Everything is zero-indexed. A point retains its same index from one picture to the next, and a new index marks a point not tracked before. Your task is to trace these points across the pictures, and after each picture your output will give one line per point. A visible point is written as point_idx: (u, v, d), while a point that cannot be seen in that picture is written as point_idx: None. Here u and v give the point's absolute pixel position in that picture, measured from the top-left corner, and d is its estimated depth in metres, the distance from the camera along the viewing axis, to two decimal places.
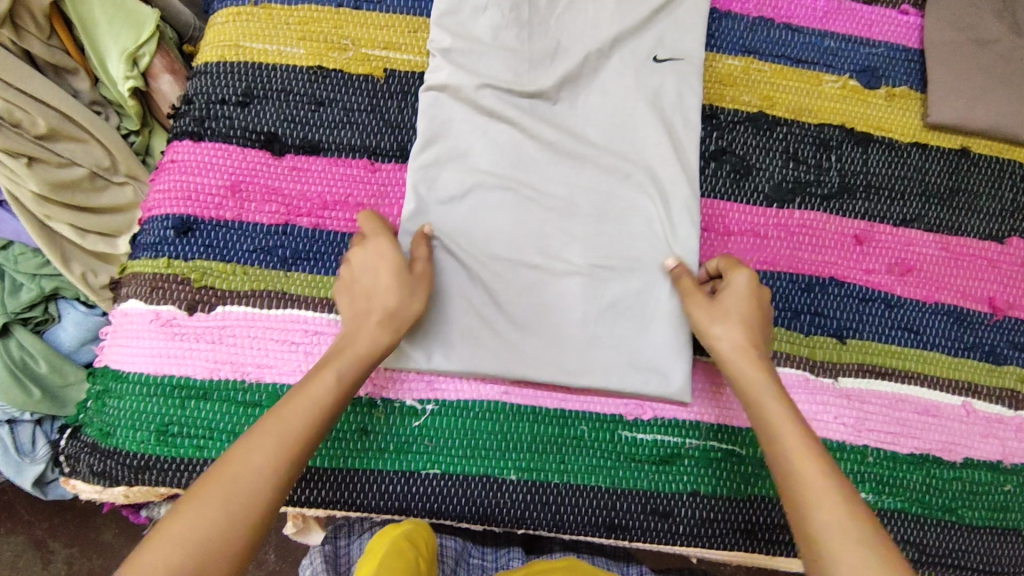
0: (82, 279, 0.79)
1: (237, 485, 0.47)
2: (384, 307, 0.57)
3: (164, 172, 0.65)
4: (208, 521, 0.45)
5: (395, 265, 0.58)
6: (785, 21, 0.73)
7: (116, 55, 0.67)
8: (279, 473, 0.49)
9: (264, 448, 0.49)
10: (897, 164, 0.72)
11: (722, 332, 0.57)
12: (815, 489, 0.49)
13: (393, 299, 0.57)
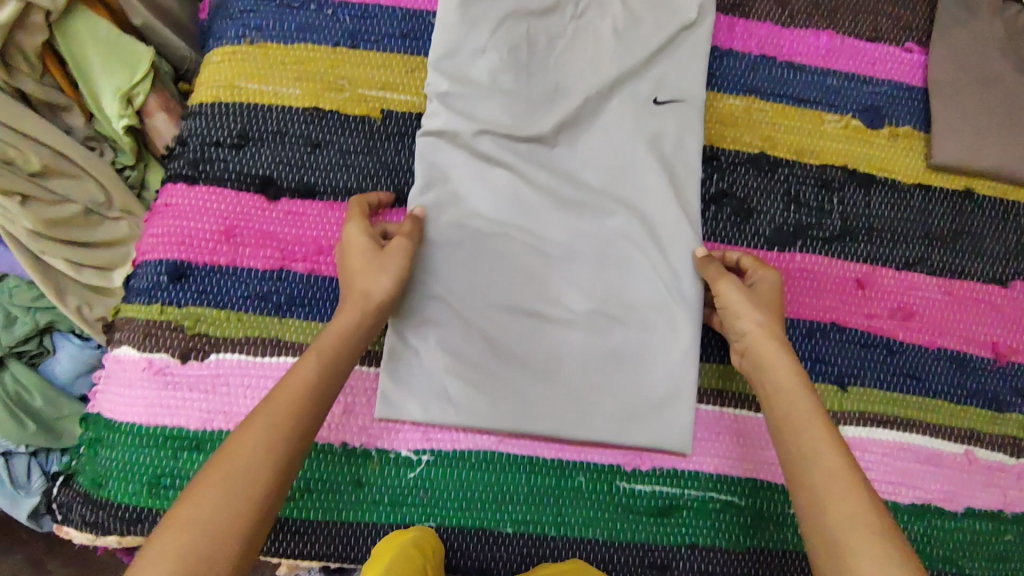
0: (77, 313, 0.77)
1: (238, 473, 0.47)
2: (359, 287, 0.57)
3: (157, 216, 0.64)
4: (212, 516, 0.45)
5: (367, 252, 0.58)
6: (787, 59, 0.72)
7: (110, 94, 0.66)
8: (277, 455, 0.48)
9: (258, 433, 0.48)
10: (900, 207, 0.71)
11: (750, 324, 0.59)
12: (820, 479, 0.50)
13: (364, 280, 0.57)
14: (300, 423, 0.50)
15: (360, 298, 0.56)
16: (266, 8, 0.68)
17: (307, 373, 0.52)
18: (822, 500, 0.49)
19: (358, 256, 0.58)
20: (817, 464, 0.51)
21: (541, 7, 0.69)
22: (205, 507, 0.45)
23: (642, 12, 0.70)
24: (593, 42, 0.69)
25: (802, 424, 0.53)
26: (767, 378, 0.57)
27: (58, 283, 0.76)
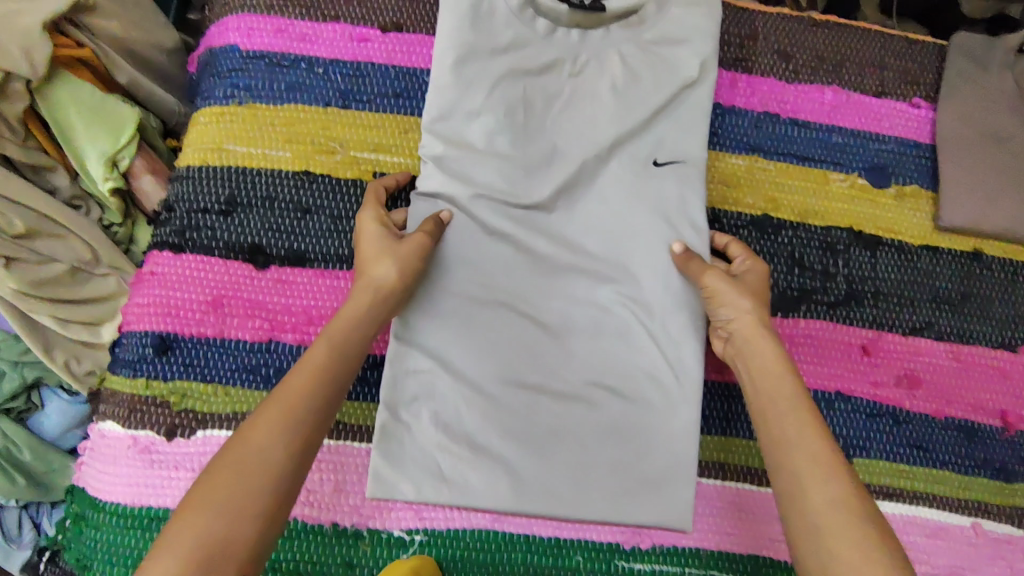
0: (65, 369, 0.76)
1: (245, 469, 0.45)
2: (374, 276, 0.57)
3: (143, 284, 0.62)
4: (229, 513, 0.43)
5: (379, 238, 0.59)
6: (791, 116, 0.70)
7: (94, 158, 0.64)
8: (286, 452, 0.47)
9: (272, 425, 0.47)
10: (907, 269, 0.69)
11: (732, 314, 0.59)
12: (804, 469, 0.49)
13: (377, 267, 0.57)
14: (315, 409, 0.49)
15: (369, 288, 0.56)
16: (255, 67, 0.66)
17: (315, 361, 0.51)
18: (805, 490, 0.48)
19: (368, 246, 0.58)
20: (800, 457, 0.49)
21: (538, 66, 0.67)
22: (216, 491, 0.43)
23: (642, 68, 0.68)
24: (592, 100, 0.68)
25: (779, 414, 0.52)
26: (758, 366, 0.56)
27: (45, 339, 0.75)
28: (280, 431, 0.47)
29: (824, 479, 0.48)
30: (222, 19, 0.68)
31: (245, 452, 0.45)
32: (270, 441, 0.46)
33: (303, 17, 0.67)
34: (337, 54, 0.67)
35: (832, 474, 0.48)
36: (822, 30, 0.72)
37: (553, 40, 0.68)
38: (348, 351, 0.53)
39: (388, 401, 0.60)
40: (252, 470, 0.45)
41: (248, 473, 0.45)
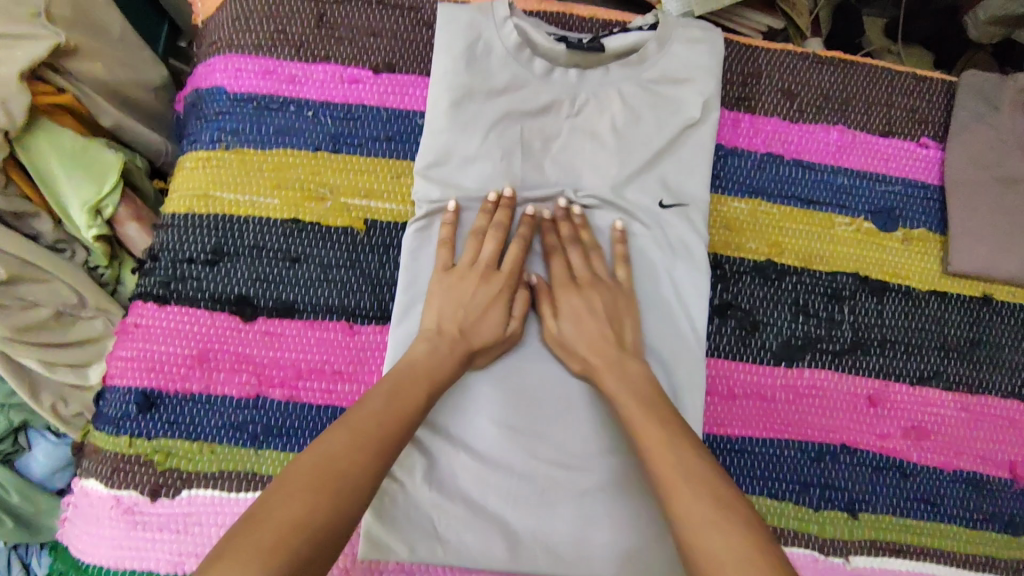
0: (52, 412, 0.74)
1: (353, 486, 0.43)
2: (471, 344, 0.57)
3: (127, 337, 0.60)
4: (305, 529, 0.39)
5: (493, 322, 0.59)
6: (795, 157, 0.68)
7: (77, 206, 0.63)
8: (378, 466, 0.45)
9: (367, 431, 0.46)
10: (915, 316, 0.67)
11: (563, 325, 0.60)
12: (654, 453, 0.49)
13: (480, 341, 0.58)
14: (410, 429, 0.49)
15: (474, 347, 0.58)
16: (243, 109, 0.64)
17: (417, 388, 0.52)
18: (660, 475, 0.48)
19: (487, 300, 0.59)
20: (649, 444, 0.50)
21: (535, 108, 0.66)
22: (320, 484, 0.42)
23: (642, 109, 0.67)
24: (591, 142, 0.66)
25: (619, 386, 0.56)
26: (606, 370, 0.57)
27: (31, 380, 0.73)
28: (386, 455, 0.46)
29: (692, 482, 0.46)
30: (209, 58, 0.67)
31: (351, 472, 0.43)
32: (378, 467, 0.45)
33: (293, 58, 0.65)
34: (328, 96, 0.65)
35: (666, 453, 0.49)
36: (828, 68, 0.70)
37: (552, 79, 0.66)
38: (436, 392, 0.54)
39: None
40: (352, 490, 0.43)
41: (347, 497, 0.42)
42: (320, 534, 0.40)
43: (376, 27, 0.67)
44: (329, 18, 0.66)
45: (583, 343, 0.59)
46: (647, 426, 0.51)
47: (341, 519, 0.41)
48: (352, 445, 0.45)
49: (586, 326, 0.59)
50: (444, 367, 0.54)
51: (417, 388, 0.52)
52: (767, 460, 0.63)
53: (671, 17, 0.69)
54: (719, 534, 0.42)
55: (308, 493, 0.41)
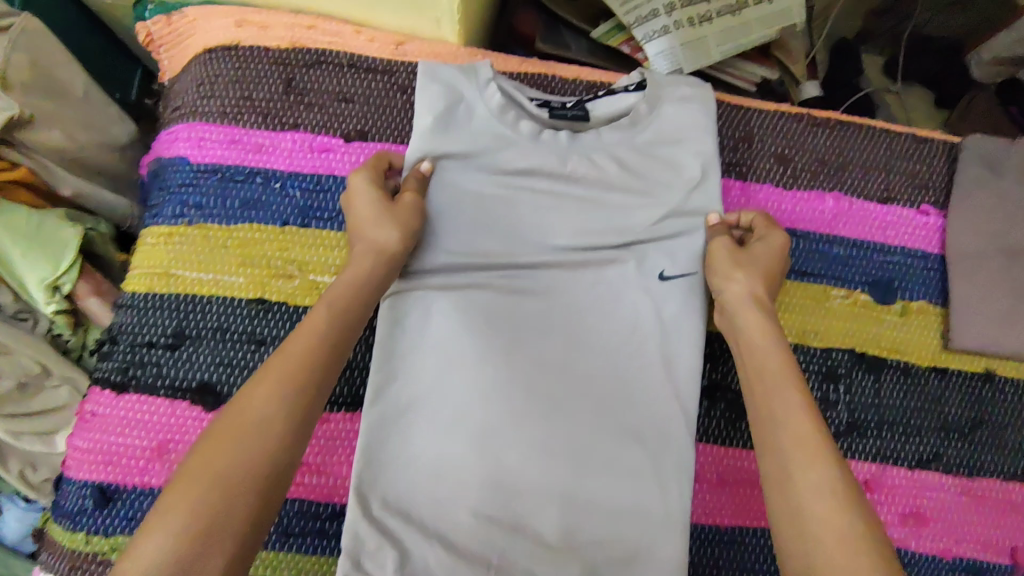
0: (20, 479, 0.71)
1: (246, 443, 0.42)
2: (374, 241, 0.55)
3: (84, 425, 0.58)
4: (219, 496, 0.40)
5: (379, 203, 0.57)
6: (788, 226, 0.65)
7: (32, 284, 0.60)
8: (284, 425, 0.43)
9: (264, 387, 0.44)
10: (914, 395, 0.64)
11: (742, 280, 0.56)
12: (790, 444, 0.46)
13: (379, 232, 0.55)
14: (316, 375, 0.46)
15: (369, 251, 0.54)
16: (206, 181, 0.61)
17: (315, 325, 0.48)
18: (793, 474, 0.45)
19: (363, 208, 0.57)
20: (785, 425, 0.47)
21: (517, 176, 0.62)
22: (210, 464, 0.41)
23: (629, 175, 0.63)
24: (583, 208, 0.63)
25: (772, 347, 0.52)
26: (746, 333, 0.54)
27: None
28: (281, 398, 0.44)
29: (809, 461, 0.45)
30: (172, 125, 0.64)
31: (242, 427, 0.42)
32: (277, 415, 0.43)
33: (260, 126, 0.62)
34: (296, 166, 0.62)
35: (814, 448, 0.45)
36: (822, 131, 0.67)
37: (538, 141, 0.63)
38: (350, 330, 0.50)
39: (350, 554, 0.52)
40: (244, 450, 0.42)
41: (238, 458, 0.41)
42: (233, 498, 0.40)
43: (348, 92, 0.64)
44: (298, 84, 0.63)
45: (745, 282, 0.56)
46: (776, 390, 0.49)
47: (239, 471, 0.41)
48: (238, 406, 0.43)
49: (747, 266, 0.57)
50: (349, 281, 0.53)
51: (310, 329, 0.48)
52: (756, 552, 0.60)
53: (661, 76, 0.66)
54: (847, 526, 0.42)
55: (199, 468, 0.41)
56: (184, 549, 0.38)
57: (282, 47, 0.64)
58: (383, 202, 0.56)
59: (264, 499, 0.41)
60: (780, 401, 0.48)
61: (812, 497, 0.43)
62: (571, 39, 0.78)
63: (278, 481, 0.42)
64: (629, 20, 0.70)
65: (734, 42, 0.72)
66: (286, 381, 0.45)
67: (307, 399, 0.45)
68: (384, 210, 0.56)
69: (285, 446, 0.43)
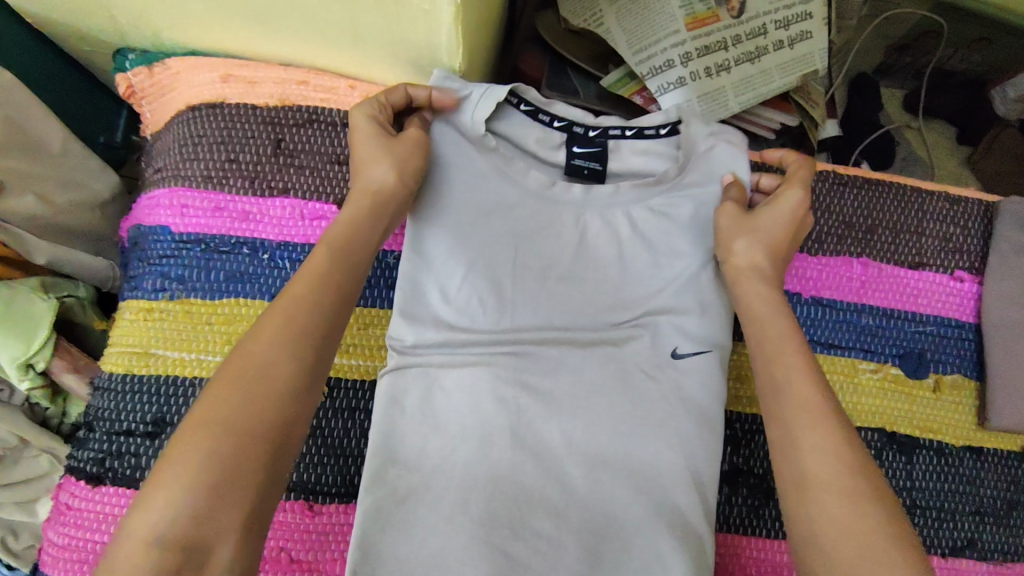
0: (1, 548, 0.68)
1: (254, 393, 0.39)
2: (370, 184, 0.52)
3: (58, 519, 0.54)
4: (233, 444, 0.37)
5: (375, 140, 0.54)
6: (814, 295, 0.61)
7: (4, 364, 0.56)
8: (299, 371, 0.41)
9: (270, 331, 0.42)
10: (948, 476, 0.60)
11: (743, 249, 0.54)
12: (791, 409, 0.44)
13: (372, 172, 0.53)
14: (325, 312, 0.44)
15: (363, 191, 0.52)
16: (189, 253, 0.57)
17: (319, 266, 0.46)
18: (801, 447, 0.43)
19: (361, 144, 0.54)
20: (796, 388, 0.45)
21: (525, 241, 0.59)
22: (218, 412, 0.38)
23: (644, 238, 0.60)
24: (595, 273, 0.60)
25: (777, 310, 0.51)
26: (748, 299, 0.53)
27: None
28: (288, 350, 0.41)
29: (815, 428, 0.43)
30: (153, 190, 0.59)
31: (249, 378, 0.40)
32: (290, 367, 0.41)
33: (246, 191, 0.58)
34: (286, 235, 0.58)
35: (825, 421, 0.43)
36: (849, 190, 0.63)
37: (552, 191, 0.60)
38: (355, 277, 0.48)
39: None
40: (250, 403, 0.39)
41: (247, 413, 0.38)
42: (245, 439, 0.38)
43: (342, 153, 0.59)
44: (288, 144, 0.59)
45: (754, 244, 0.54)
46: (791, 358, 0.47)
47: (251, 418, 0.38)
48: (248, 348, 0.41)
49: (752, 228, 0.55)
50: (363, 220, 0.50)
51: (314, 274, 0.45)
52: None
53: (697, 128, 0.62)
54: (857, 514, 0.40)
55: (210, 412, 0.38)
56: (197, 503, 0.36)
57: (270, 105, 0.60)
58: (383, 138, 0.54)
59: (279, 454, 0.39)
60: (785, 372, 0.46)
61: (832, 473, 0.41)
62: (579, 84, 0.73)
63: (292, 426, 0.40)
64: (642, 70, 0.66)
65: (753, 92, 0.68)
66: (294, 332, 0.42)
67: (317, 338, 0.43)
68: (380, 146, 0.54)
69: (299, 386, 0.41)
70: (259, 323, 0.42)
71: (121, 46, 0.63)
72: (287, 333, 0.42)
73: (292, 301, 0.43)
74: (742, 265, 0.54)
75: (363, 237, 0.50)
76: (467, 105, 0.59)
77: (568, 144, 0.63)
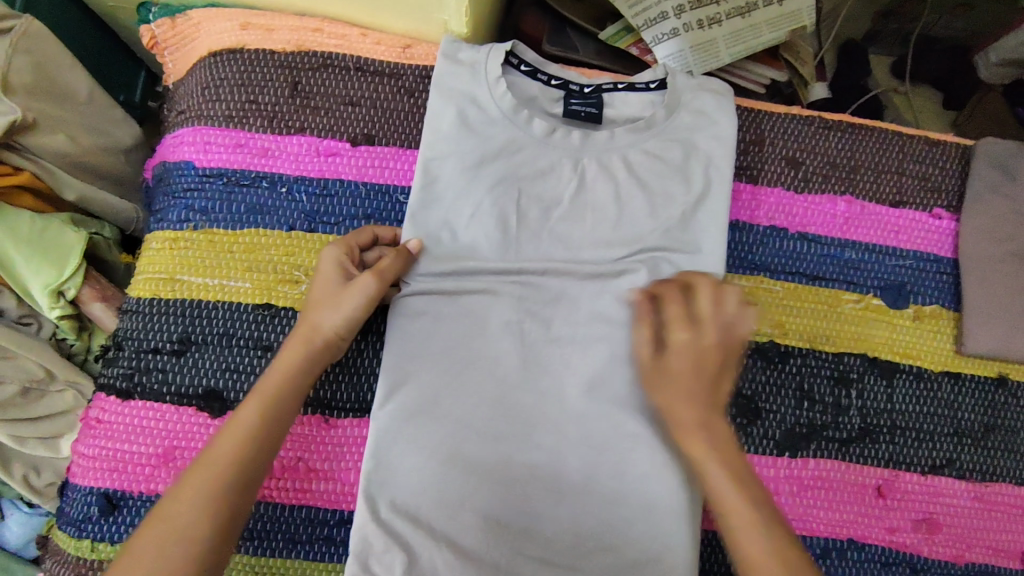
0: (24, 484, 0.70)
1: (158, 566, 0.43)
2: (309, 323, 0.54)
3: (90, 431, 0.57)
4: None
5: (331, 284, 0.55)
6: (799, 231, 0.65)
7: (37, 291, 0.59)
8: (204, 537, 0.45)
9: (189, 491, 0.46)
10: (927, 400, 0.63)
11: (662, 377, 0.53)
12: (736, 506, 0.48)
13: (319, 314, 0.54)
14: (241, 474, 0.47)
15: (304, 340, 0.53)
16: (212, 186, 0.61)
17: (241, 432, 0.49)
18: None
19: (320, 286, 0.55)
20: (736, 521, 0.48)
21: (523, 178, 0.61)
22: (145, 557, 0.43)
23: (639, 179, 0.62)
24: (592, 211, 0.62)
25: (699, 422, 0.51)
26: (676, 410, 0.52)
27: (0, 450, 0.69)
28: (195, 538, 0.44)
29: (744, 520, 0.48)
30: (177, 129, 0.63)
31: (163, 543, 0.44)
32: (191, 539, 0.44)
33: (265, 130, 0.62)
34: (302, 171, 0.61)
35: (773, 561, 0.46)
36: (833, 133, 0.67)
37: (553, 136, 0.62)
38: (285, 411, 0.51)
39: (359, 553, 0.53)
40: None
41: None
42: None
43: (355, 96, 0.63)
44: (304, 87, 0.63)
45: (689, 411, 0.52)
46: (707, 460, 0.50)
47: (176, 549, 0.44)
48: (163, 513, 0.45)
49: (668, 390, 0.53)
50: (297, 378, 0.52)
51: (228, 441, 0.48)
52: None
53: (684, 77, 0.65)
54: None
55: (142, 548, 0.44)
56: None
57: (288, 50, 0.63)
58: (336, 283, 0.54)
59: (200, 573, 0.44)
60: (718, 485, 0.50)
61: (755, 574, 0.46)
62: (579, 41, 0.77)
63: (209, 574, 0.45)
64: (638, 22, 0.70)
65: (743, 44, 0.72)
66: (195, 515, 0.45)
67: (228, 523, 0.46)
68: (331, 293, 0.54)
69: (218, 524, 0.45)
70: (198, 460, 0.48)
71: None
72: (203, 493, 0.46)
73: (215, 460, 0.47)
74: (680, 427, 0.52)
75: (304, 370, 0.53)
76: (471, 57, 0.62)
77: (566, 95, 0.64)
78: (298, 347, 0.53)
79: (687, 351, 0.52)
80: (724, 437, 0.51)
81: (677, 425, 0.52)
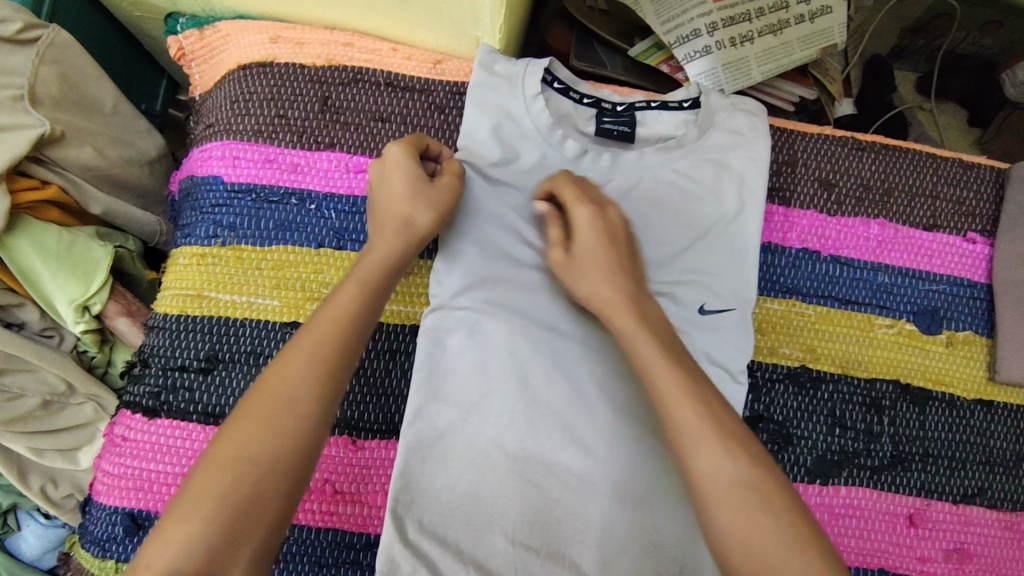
0: (42, 496, 0.69)
1: (274, 425, 0.42)
2: (402, 214, 0.52)
3: (114, 450, 0.57)
4: (267, 471, 0.41)
5: (411, 177, 0.54)
6: (833, 253, 0.64)
7: (63, 306, 0.59)
8: (318, 400, 0.43)
9: (298, 357, 0.44)
10: (958, 427, 0.62)
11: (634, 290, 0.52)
12: (697, 433, 0.43)
13: (406, 207, 0.53)
14: (347, 348, 0.46)
15: (399, 221, 0.52)
16: (240, 202, 0.60)
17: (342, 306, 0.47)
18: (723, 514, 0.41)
19: (391, 177, 0.54)
20: (701, 449, 0.42)
21: None
22: (259, 418, 0.42)
23: (671, 198, 0.61)
24: None
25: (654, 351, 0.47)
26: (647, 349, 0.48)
27: (20, 461, 0.68)
28: (310, 398, 0.43)
29: (706, 441, 0.42)
30: (205, 143, 0.63)
31: (276, 403, 0.42)
32: (302, 396, 0.43)
33: (295, 145, 0.61)
34: (332, 187, 0.61)
35: (743, 491, 0.41)
36: (867, 155, 0.66)
37: (589, 148, 0.61)
38: (381, 291, 0.50)
39: None
40: (264, 450, 0.41)
41: (260, 460, 0.41)
42: (272, 473, 0.41)
43: (385, 111, 0.63)
44: (334, 101, 0.62)
45: (597, 277, 0.52)
46: (669, 391, 0.45)
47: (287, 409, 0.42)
48: (273, 373, 0.44)
49: (574, 264, 0.53)
50: (393, 261, 0.51)
51: (334, 317, 0.46)
52: None
53: (718, 97, 0.64)
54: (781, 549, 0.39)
55: (257, 409, 0.42)
56: (244, 479, 0.40)
57: (317, 64, 0.63)
58: (419, 178, 0.54)
59: (310, 432, 0.43)
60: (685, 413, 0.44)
61: (734, 501, 0.40)
62: (606, 57, 0.76)
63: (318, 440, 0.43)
64: (669, 39, 0.70)
65: (775, 62, 0.71)
66: (308, 376, 0.43)
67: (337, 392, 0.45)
68: (415, 185, 0.53)
69: (324, 393, 0.44)
70: (302, 332, 0.46)
71: (171, 10, 0.66)
72: (310, 359, 0.44)
73: (318, 331, 0.45)
74: (595, 300, 0.52)
75: (394, 259, 0.51)
76: (507, 70, 0.62)
77: (599, 113, 0.64)
78: (393, 232, 0.52)
79: (598, 224, 0.54)
80: (685, 362, 0.47)
81: (599, 302, 0.52)
